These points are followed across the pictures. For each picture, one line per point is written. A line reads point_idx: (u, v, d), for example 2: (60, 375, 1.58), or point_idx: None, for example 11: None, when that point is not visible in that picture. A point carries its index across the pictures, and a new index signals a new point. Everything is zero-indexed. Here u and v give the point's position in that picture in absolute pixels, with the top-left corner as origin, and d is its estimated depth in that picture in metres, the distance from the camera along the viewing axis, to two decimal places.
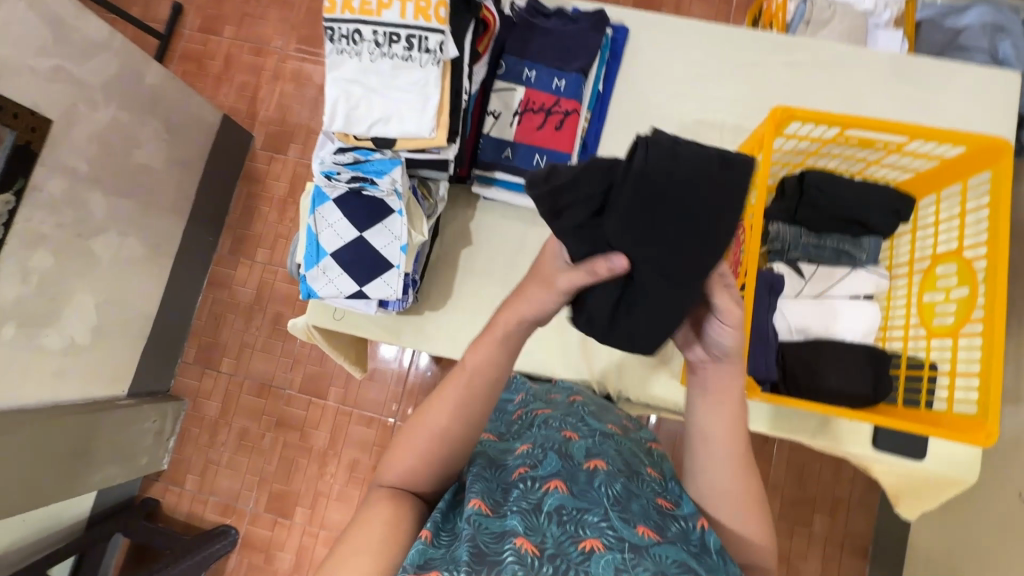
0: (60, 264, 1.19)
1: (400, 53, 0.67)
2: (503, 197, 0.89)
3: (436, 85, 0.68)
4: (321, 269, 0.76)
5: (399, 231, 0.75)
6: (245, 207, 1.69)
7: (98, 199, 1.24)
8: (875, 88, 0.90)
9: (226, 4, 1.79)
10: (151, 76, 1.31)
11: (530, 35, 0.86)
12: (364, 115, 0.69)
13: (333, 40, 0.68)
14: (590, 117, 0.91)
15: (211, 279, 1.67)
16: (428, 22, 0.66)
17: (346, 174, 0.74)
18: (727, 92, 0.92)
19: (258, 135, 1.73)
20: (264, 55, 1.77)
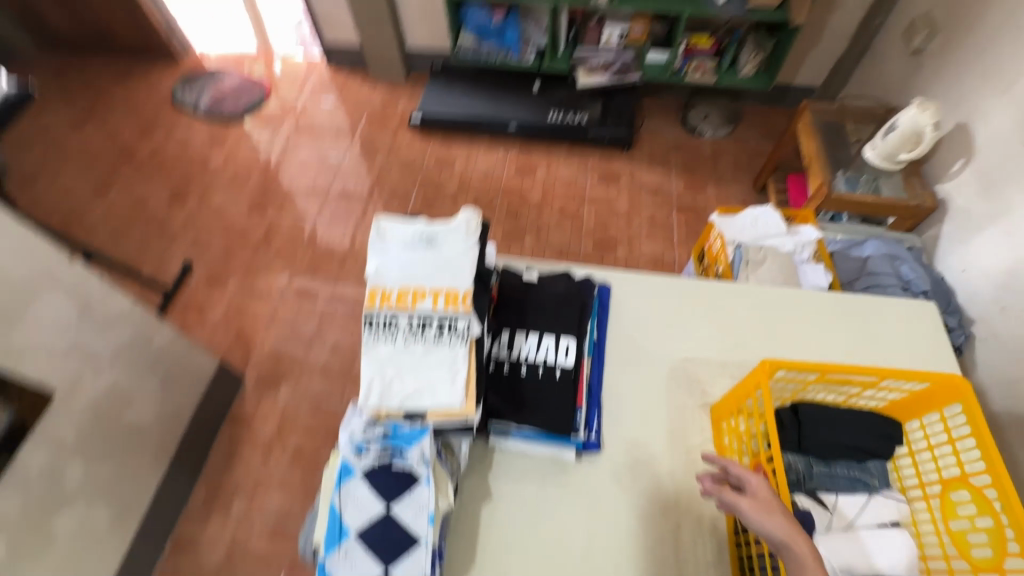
0: (11, 554, 1.04)
1: (433, 336, 0.76)
2: (519, 446, 0.90)
3: (464, 361, 0.76)
4: (342, 552, 0.70)
5: (427, 500, 0.73)
6: (226, 452, 1.61)
7: (76, 469, 1.17)
8: (826, 320, 1.05)
9: (233, 261, 2.03)
10: (159, 338, 1.37)
11: (526, 298, 0.97)
12: (397, 393, 0.75)
13: (370, 327, 0.77)
14: (591, 361, 0.98)
15: (174, 543, 1.48)
16: (457, 309, 0.77)
17: (375, 446, 0.74)
18: (705, 331, 1.03)
19: (249, 377, 1.75)
20: (265, 301, 1.93)
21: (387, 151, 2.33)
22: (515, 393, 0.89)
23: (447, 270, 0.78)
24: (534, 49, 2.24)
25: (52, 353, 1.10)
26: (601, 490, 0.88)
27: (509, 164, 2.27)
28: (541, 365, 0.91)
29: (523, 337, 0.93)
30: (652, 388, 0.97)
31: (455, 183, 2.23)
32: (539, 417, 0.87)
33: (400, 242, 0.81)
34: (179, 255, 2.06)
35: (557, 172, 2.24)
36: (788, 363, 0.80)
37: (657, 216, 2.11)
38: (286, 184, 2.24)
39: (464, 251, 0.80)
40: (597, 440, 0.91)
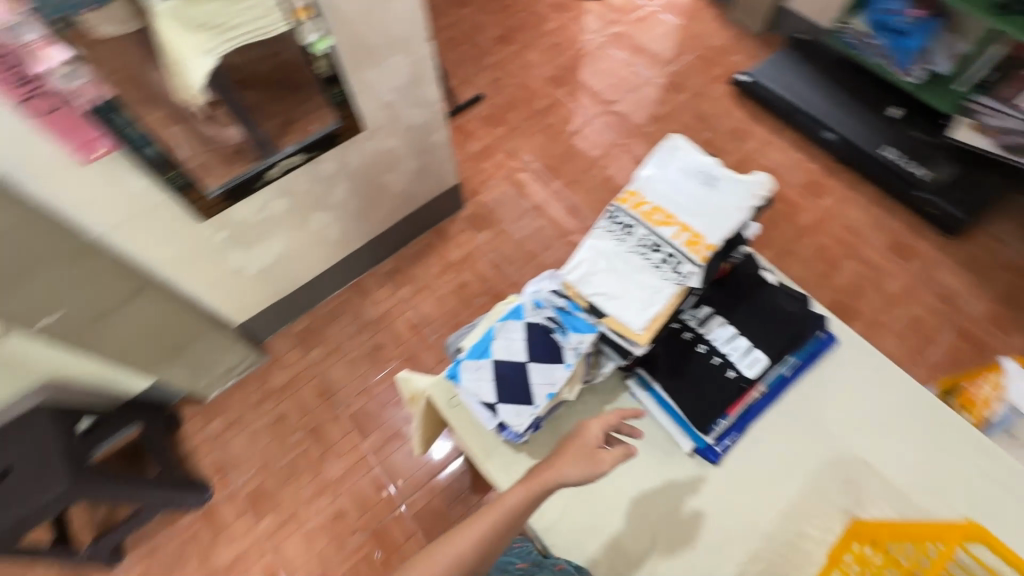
0: (285, 213, 1.41)
1: (655, 260, 0.77)
2: (648, 405, 0.90)
3: (664, 298, 0.76)
4: (477, 365, 0.82)
5: (556, 381, 0.80)
6: (419, 250, 1.88)
7: (340, 189, 1.48)
8: None
9: (513, 112, 2.19)
10: (437, 134, 1.58)
11: (750, 291, 0.89)
12: (594, 283, 0.78)
13: (609, 220, 0.81)
14: (763, 390, 0.90)
15: (354, 284, 1.82)
16: (691, 252, 0.76)
17: (549, 310, 0.81)
18: (904, 453, 0.87)
19: (466, 208, 1.97)
20: (513, 158, 2.09)
21: (694, 91, 2.20)
22: (679, 362, 0.87)
23: (707, 214, 0.77)
24: (926, 69, 1.86)
25: (379, 102, 1.34)
26: (691, 493, 0.86)
27: (801, 172, 1.98)
28: (719, 356, 0.86)
29: (721, 322, 0.88)
30: (803, 456, 0.88)
31: (735, 159, 2.03)
32: (684, 395, 0.85)
33: (682, 166, 0.80)
34: (479, 83, 2.27)
35: (848, 210, 1.88)
36: (1005, 550, 0.62)
37: (924, 321, 1.69)
38: (588, 73, 2.29)
39: (733, 208, 0.76)
40: (718, 455, 0.87)
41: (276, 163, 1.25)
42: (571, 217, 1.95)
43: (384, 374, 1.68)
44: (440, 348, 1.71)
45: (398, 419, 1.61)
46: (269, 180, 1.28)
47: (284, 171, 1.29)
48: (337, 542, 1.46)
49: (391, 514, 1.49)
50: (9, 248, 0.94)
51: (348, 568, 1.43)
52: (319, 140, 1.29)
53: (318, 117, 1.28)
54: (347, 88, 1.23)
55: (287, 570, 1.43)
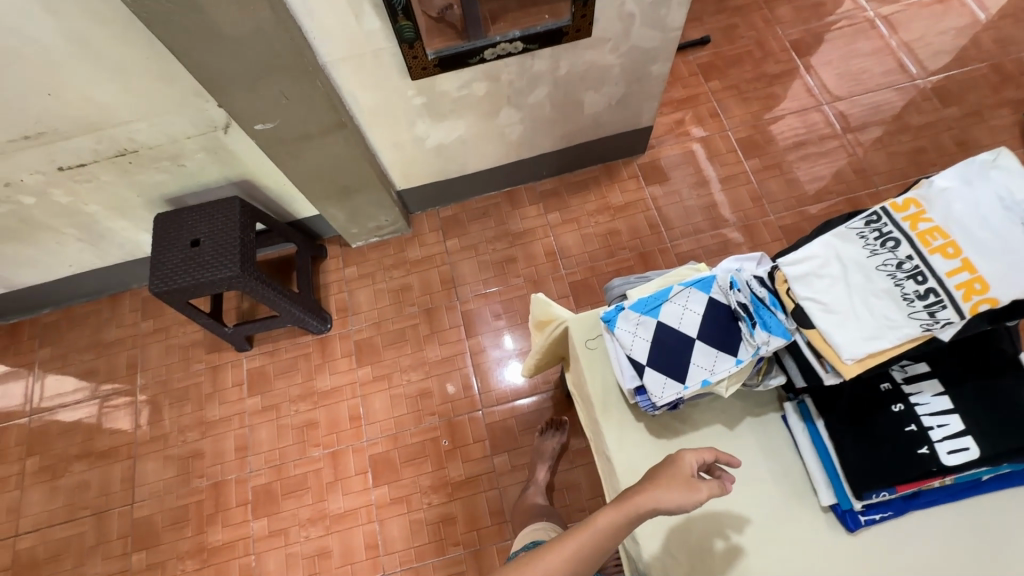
0: (481, 99, 1.39)
1: (905, 290, 0.63)
2: (799, 439, 0.80)
3: (897, 337, 0.63)
4: (638, 319, 0.76)
5: (718, 370, 0.72)
6: (582, 180, 1.80)
7: (539, 91, 1.41)
8: None
9: (739, 69, 1.93)
10: (656, 67, 1.43)
11: (997, 370, 0.70)
12: (815, 285, 0.67)
13: (865, 224, 0.68)
14: (948, 484, 0.74)
15: (509, 191, 1.80)
16: (960, 298, 0.60)
17: (742, 295, 0.74)
18: None
19: (646, 156, 1.82)
20: (717, 120, 1.86)
21: (970, 108, 1.77)
22: (859, 409, 0.74)
23: (1009, 260, 0.59)
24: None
25: (618, 10, 1.22)
26: (808, 547, 0.76)
27: None
28: (919, 425, 0.70)
29: (938, 390, 0.72)
30: (965, 574, 0.72)
31: None
32: (851, 445, 0.73)
33: (1003, 190, 0.62)
34: (712, 24, 2.01)
35: None
36: None
37: None
38: (840, 47, 1.92)
39: None
40: (859, 525, 0.75)
41: (496, 44, 1.20)
42: (753, 203, 1.73)
43: (504, 287, 1.69)
44: (566, 283, 1.67)
45: (503, 332, 1.64)
46: (482, 60, 1.24)
47: (500, 55, 1.23)
48: (414, 416, 1.56)
49: (467, 414, 1.55)
50: (259, 48, 1.01)
51: (416, 441, 1.53)
52: (545, 34, 1.21)
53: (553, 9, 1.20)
54: None
55: (367, 418, 1.57)
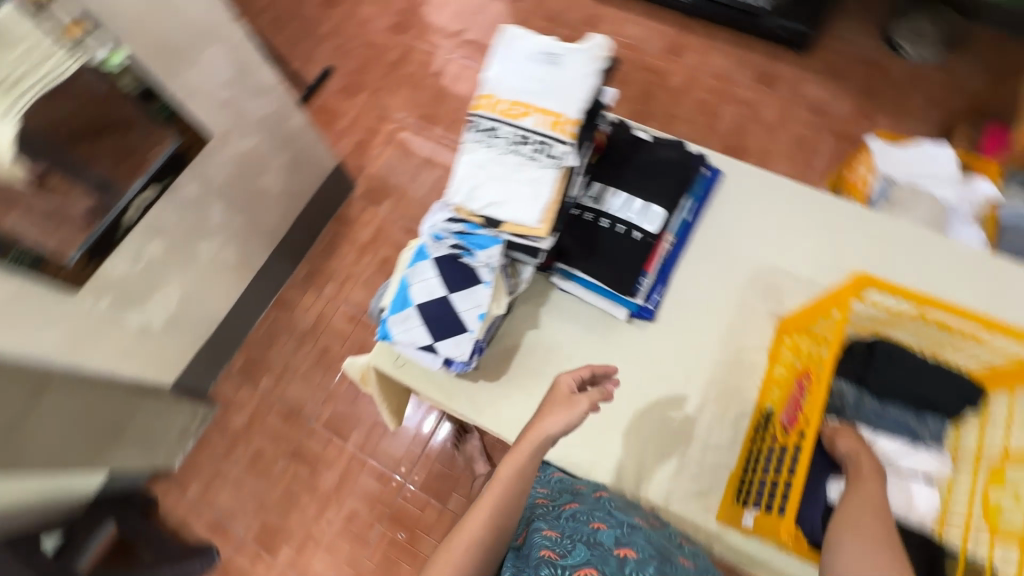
0: (168, 253, 1.35)
1: (528, 152, 0.79)
2: (577, 292, 0.95)
3: (550, 185, 0.79)
4: (404, 316, 0.84)
5: (482, 300, 0.83)
6: (327, 245, 1.89)
7: (218, 211, 1.43)
8: (954, 273, 0.92)
9: (367, 75, 2.18)
10: (294, 120, 1.56)
11: (629, 157, 0.96)
12: (481, 194, 0.81)
13: (474, 132, 0.82)
14: (673, 240, 0.96)
15: (275, 301, 1.83)
16: (558, 133, 0.78)
17: (450, 239, 0.84)
18: (802, 246, 0.97)
19: (358, 186, 1.98)
20: (382, 121, 2.09)
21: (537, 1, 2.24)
22: (590, 244, 0.92)
23: (560, 92, 0.79)
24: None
25: (213, 104, 1.27)
26: (638, 350, 0.93)
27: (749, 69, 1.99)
28: (620, 223, 0.92)
29: (613, 193, 0.94)
30: (724, 286, 0.96)
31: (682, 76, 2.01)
32: (599, 266, 0.91)
33: (522, 54, 0.81)
34: (323, 53, 2.26)
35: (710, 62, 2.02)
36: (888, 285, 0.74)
37: (806, 138, 1.86)
38: (428, 16, 2.26)
39: (582, 78, 0.79)
40: (653, 311, 0.94)
41: (130, 203, 1.22)
42: None
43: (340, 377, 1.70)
44: None
45: None
46: (129, 226, 1.23)
47: (145, 209, 1.24)
48: (360, 539, 1.53)
49: (398, 496, 1.57)
50: None
51: (379, 556, 1.51)
52: (169, 163, 1.25)
53: (157, 137, 1.24)
54: (168, 99, 1.18)
55: None
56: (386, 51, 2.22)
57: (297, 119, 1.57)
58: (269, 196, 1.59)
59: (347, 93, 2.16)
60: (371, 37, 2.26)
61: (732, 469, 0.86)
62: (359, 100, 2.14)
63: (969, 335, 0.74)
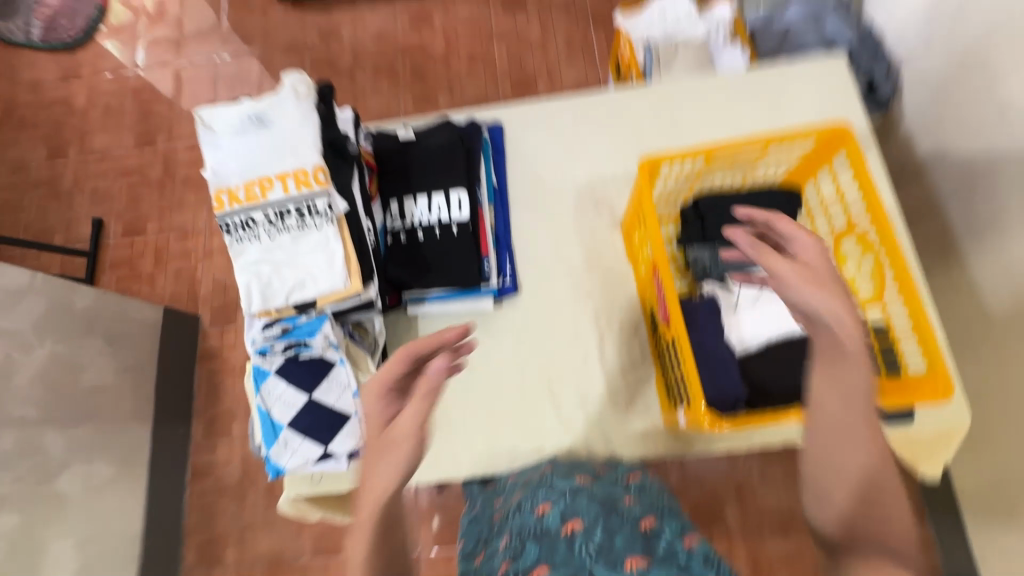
0: (28, 519, 1.17)
1: (295, 223, 0.72)
2: (439, 309, 0.91)
3: (337, 240, 0.73)
4: (282, 443, 0.75)
5: (347, 379, 0.76)
6: (208, 388, 1.68)
7: (53, 438, 1.25)
8: (730, 101, 0.98)
9: (144, 204, 1.95)
10: (81, 300, 1.36)
11: (407, 159, 0.92)
12: (278, 288, 0.73)
13: (230, 233, 0.73)
14: (492, 210, 0.95)
15: (193, 471, 1.61)
16: (311, 189, 0.72)
17: (279, 345, 0.76)
18: (603, 148, 0.98)
19: (205, 314, 1.77)
20: (188, 238, 1.90)
21: (264, 38, 2.07)
22: (420, 261, 0.88)
23: (290, 149, 0.72)
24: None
25: None
26: (524, 325, 0.92)
27: (494, 3, 1.98)
28: (435, 225, 0.89)
29: (413, 202, 0.90)
30: (560, 222, 0.96)
31: (440, 41, 1.97)
32: (440, 275, 0.87)
33: (230, 131, 0.73)
34: (83, 212, 1.97)
35: (457, 13, 1.99)
36: (672, 156, 0.76)
37: (574, 36, 1.91)
38: (169, 115, 2.04)
39: (302, 124, 0.73)
40: (513, 283, 0.93)
41: None
42: None
43: None
44: None
45: None
46: None
47: None
48: None
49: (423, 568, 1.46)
50: None
51: None
52: None
53: None
54: None
55: None
56: (147, 169, 1.98)
57: (82, 299, 1.36)
58: (108, 389, 1.40)
59: (133, 234, 1.92)
60: (122, 164, 2.00)
61: (654, 374, 0.89)
62: (150, 234, 1.92)
63: (760, 157, 0.80)
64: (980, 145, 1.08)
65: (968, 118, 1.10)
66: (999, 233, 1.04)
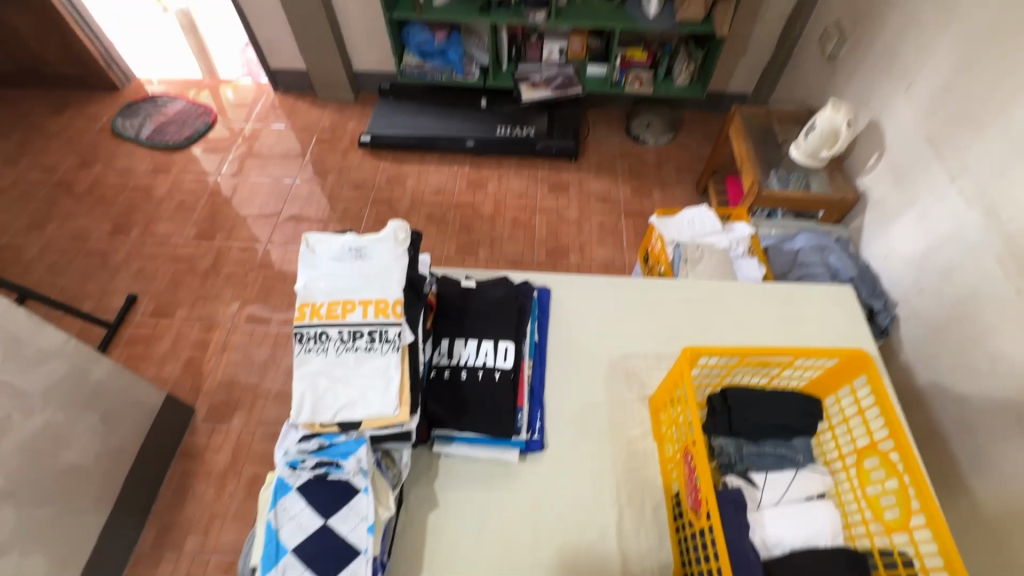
0: None
1: (364, 345, 0.78)
2: (463, 452, 0.92)
3: (397, 367, 0.78)
4: (280, 570, 0.70)
5: (366, 510, 0.74)
6: (177, 489, 1.58)
7: (7, 517, 1.14)
8: (755, 308, 1.10)
9: (182, 290, 2.04)
10: (98, 371, 1.35)
11: (465, 305, 1.01)
12: (329, 403, 0.77)
13: (301, 341, 0.79)
14: (531, 364, 1.01)
15: None
16: (387, 317, 0.79)
17: (310, 460, 0.76)
18: (639, 327, 1.07)
19: (201, 408, 1.74)
20: (212, 328, 1.94)
21: (338, 173, 2.38)
22: (458, 401, 0.91)
23: (378, 281, 0.81)
24: (477, 65, 2.34)
25: None
26: (544, 486, 0.91)
27: (542, 183, 2.30)
28: (479, 369, 0.94)
29: (463, 343, 0.97)
30: (593, 387, 1.01)
31: (490, 204, 2.25)
32: (475, 417, 0.90)
33: (331, 256, 0.84)
34: (121, 286, 2.06)
35: (508, 185, 2.30)
36: (711, 349, 0.84)
37: (606, 223, 2.18)
38: (233, 217, 2.25)
39: (394, 261, 0.83)
40: (540, 439, 0.94)
41: None
42: None
43: None
44: None
45: None
46: None
47: None
48: None
49: None
50: None
51: None
52: None
53: None
54: None
55: None
56: (196, 260, 2.12)
57: (99, 371, 1.36)
58: (81, 470, 1.32)
59: (161, 315, 1.97)
60: (175, 250, 2.15)
61: (671, 565, 0.85)
62: (177, 318, 1.97)
63: (787, 364, 0.88)
64: (978, 390, 1.17)
65: (966, 363, 1.21)
66: (1004, 477, 1.08)
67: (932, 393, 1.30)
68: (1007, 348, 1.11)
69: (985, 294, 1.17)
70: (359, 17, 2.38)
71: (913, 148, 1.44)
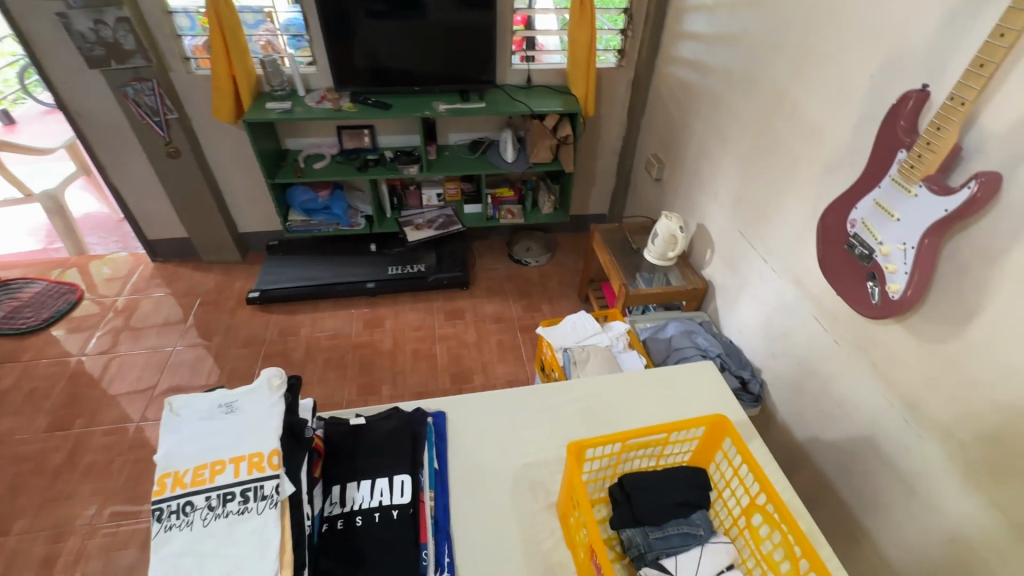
0: None
1: (236, 508, 0.72)
2: None
3: (275, 525, 0.72)
4: None
5: None
6: None
7: None
8: (636, 396, 1.19)
9: (24, 495, 1.71)
10: None
11: (356, 445, 0.98)
12: None
13: (161, 519, 0.71)
14: (432, 494, 0.98)
15: None
16: (261, 471, 0.74)
17: None
18: (536, 435, 1.10)
19: None
20: (62, 536, 1.62)
21: (224, 332, 2.29)
22: (352, 553, 0.85)
23: (252, 433, 0.78)
24: (362, 216, 2.52)
25: None
26: None
27: (438, 313, 2.39)
28: (376, 510, 0.89)
29: (356, 485, 0.92)
30: (499, 506, 0.98)
31: (389, 340, 2.26)
32: (375, 566, 0.83)
33: (198, 416, 0.80)
34: None
35: (406, 319, 2.36)
36: (593, 440, 0.88)
37: (504, 340, 2.28)
38: (98, 398, 2.01)
39: (268, 410, 0.80)
40: None
41: None
42: None
43: None
44: None
45: None
46: None
47: None
48: None
49: None
50: None
51: None
52: None
53: None
54: None
55: None
56: (46, 456, 1.82)
57: None
58: None
59: None
60: (19, 449, 1.84)
61: None
62: (14, 534, 1.62)
63: (666, 441, 0.94)
64: (841, 434, 1.31)
65: (824, 413, 1.37)
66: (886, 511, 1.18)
67: (810, 446, 1.42)
68: (847, 393, 1.28)
69: (817, 350, 1.38)
70: (241, 184, 2.50)
71: (733, 241, 1.75)
